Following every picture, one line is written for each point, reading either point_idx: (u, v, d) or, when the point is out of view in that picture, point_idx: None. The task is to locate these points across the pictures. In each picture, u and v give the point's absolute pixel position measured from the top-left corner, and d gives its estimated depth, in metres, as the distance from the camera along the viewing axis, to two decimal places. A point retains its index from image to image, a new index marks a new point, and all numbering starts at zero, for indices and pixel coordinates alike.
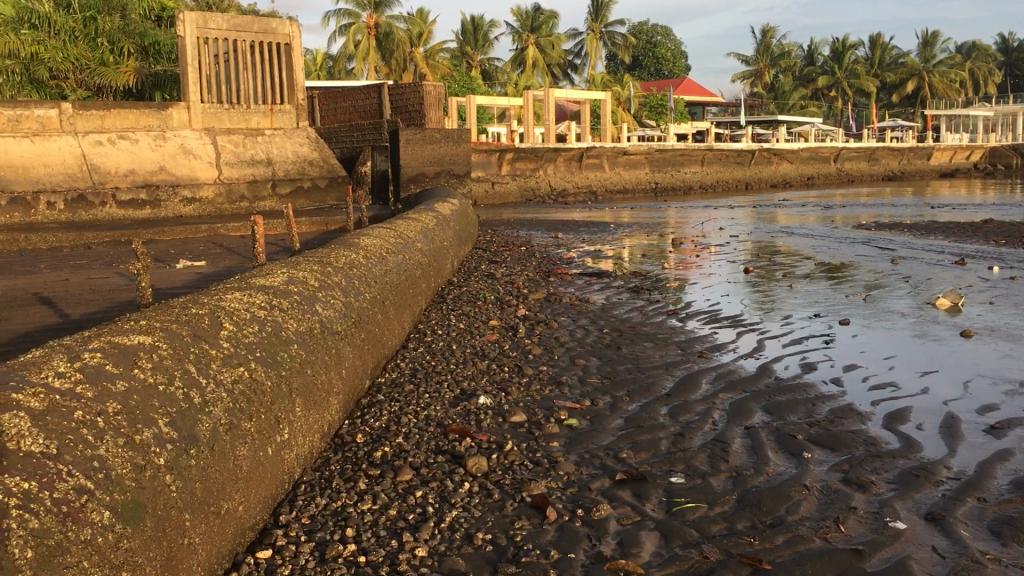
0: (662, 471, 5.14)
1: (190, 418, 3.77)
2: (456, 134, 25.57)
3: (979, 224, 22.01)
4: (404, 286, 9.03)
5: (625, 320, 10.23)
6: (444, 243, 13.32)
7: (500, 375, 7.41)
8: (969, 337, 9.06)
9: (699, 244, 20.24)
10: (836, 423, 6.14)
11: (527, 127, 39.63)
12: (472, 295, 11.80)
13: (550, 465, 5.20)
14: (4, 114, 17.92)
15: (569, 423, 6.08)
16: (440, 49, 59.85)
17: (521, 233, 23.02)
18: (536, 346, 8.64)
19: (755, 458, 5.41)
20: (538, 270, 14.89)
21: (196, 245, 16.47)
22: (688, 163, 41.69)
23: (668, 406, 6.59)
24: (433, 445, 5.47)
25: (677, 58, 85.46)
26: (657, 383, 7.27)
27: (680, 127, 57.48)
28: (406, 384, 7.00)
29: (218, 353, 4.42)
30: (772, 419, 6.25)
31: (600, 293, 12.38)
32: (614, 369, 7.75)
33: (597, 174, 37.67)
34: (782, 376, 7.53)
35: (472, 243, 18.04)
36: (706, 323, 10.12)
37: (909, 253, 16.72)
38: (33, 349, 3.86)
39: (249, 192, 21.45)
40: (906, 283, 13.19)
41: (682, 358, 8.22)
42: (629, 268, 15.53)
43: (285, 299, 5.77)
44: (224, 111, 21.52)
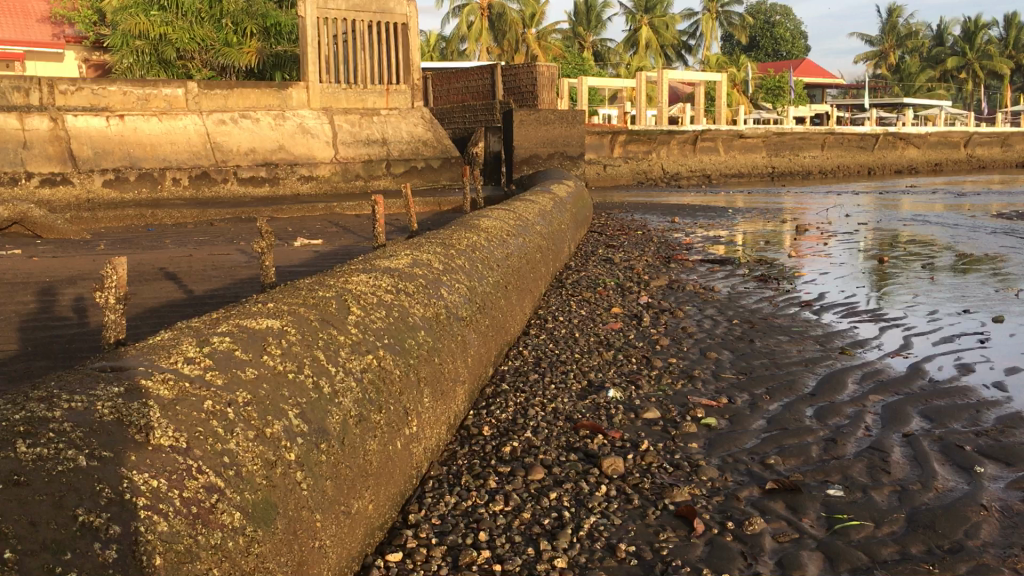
0: (817, 482, 4.72)
1: (320, 410, 3.54)
2: (571, 115, 24.99)
3: None
4: (525, 270, 8.73)
5: (755, 310, 9.71)
6: (562, 225, 12.99)
7: (628, 366, 7.04)
8: None
9: (825, 231, 19.25)
10: (1007, 433, 5.56)
11: (640, 109, 38.68)
12: (592, 280, 11.42)
13: (692, 470, 4.81)
14: (133, 93, 18.70)
15: (707, 422, 5.68)
16: (552, 29, 59.25)
17: (636, 217, 22.46)
18: (663, 336, 8.22)
19: (921, 471, 4.92)
20: (657, 255, 14.41)
21: (314, 224, 16.58)
22: (809, 147, 40.09)
23: (813, 407, 6.12)
24: (564, 442, 5.16)
25: (796, 38, 82.56)
26: (799, 381, 6.77)
27: (799, 110, 55.43)
28: (531, 374, 6.70)
29: (347, 339, 4.19)
30: (933, 427, 5.71)
31: (725, 282, 11.82)
32: (750, 364, 7.28)
33: (712, 158, 36.47)
34: (937, 379, 6.92)
35: (588, 227, 17.65)
36: (842, 317, 9.48)
37: None
38: (162, 332, 3.70)
39: (365, 172, 21.40)
40: None
41: (822, 355, 7.68)
42: (752, 256, 14.85)
43: (410, 282, 5.54)
44: (341, 91, 21.65)
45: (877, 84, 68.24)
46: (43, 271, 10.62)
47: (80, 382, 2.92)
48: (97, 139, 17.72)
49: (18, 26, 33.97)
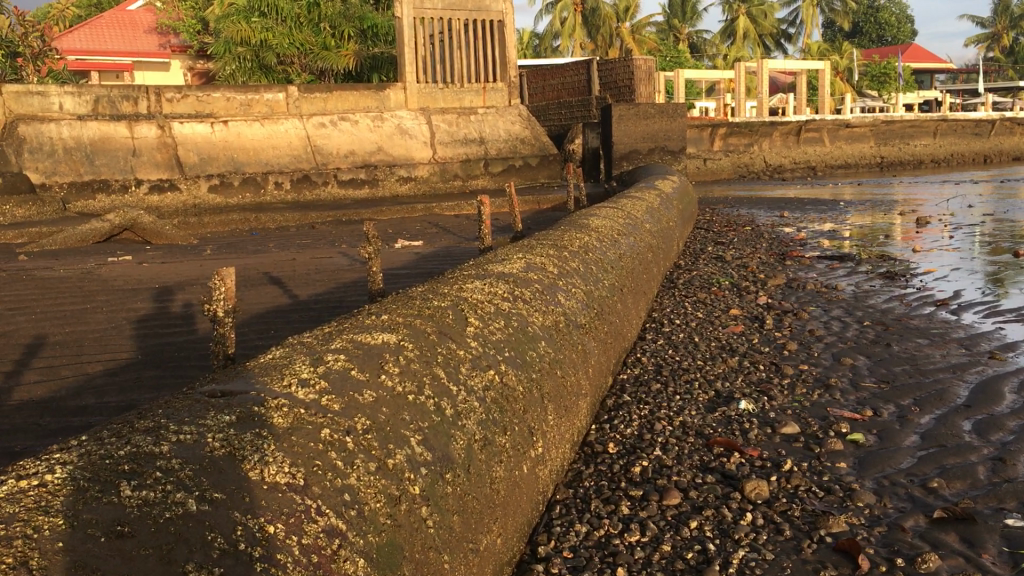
0: (991, 509, 4.20)
1: (443, 435, 3.23)
2: (671, 108, 24.16)
3: None
4: (638, 270, 8.31)
5: (885, 311, 9.07)
6: (670, 223, 12.50)
7: (757, 375, 6.56)
8: None
9: (947, 223, 18.13)
10: None
11: (739, 100, 37.57)
12: (705, 280, 10.91)
13: (845, 495, 4.34)
14: (236, 98, 18.91)
15: (853, 439, 5.19)
16: (646, 23, 58.39)
17: (742, 211, 21.69)
18: (789, 341, 7.70)
19: None
20: (770, 252, 13.80)
21: (414, 224, 16.47)
22: (919, 135, 38.28)
23: (971, 421, 5.56)
24: (697, 461, 4.75)
25: (901, 23, 79.35)
26: (949, 391, 6.19)
27: (907, 96, 53.14)
28: (652, 383, 6.28)
29: (467, 354, 3.86)
30: None
31: (848, 280, 11.12)
32: (890, 372, 6.72)
33: (816, 149, 35.28)
34: None
35: (694, 223, 17.06)
36: (985, 317, 8.73)
37: None
38: (272, 350, 3.44)
39: (463, 171, 21.19)
40: None
41: (970, 360, 7.03)
42: (872, 251, 14.00)
43: (526, 288, 5.19)
44: (438, 91, 21.52)
45: (990, 68, 64.88)
46: (154, 276, 10.70)
47: (189, 410, 2.66)
48: (202, 145, 18.01)
49: (127, 38, 35.22)
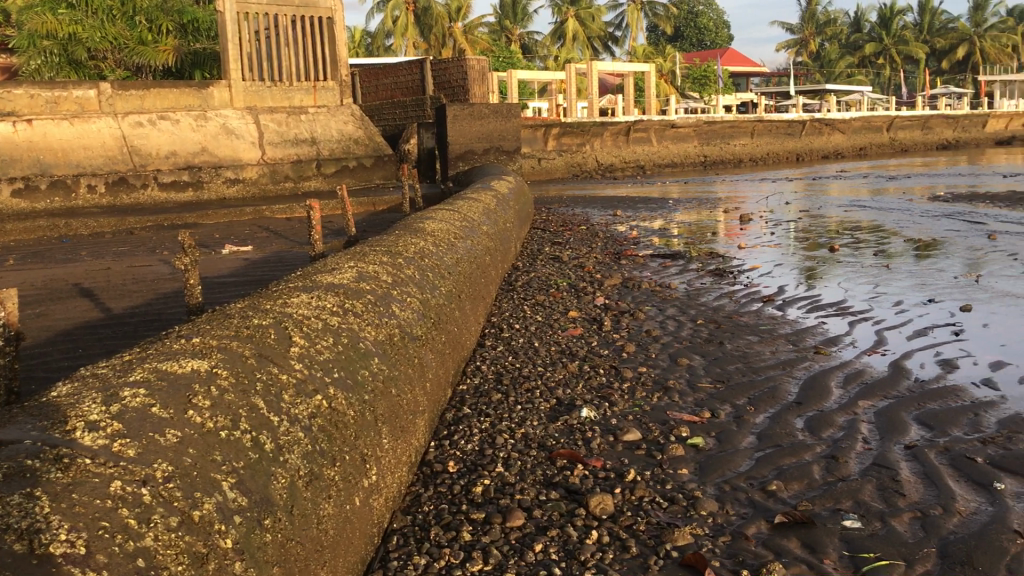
0: (829, 511, 4.22)
1: (262, 474, 2.89)
2: (505, 108, 24.30)
3: None
4: (476, 274, 8.11)
5: (716, 308, 9.25)
6: (507, 224, 12.40)
7: (598, 379, 6.48)
8: None
9: (766, 220, 18.93)
10: (1012, 440, 5.08)
11: (570, 101, 38.14)
12: (543, 282, 10.85)
13: (688, 504, 4.27)
14: (41, 95, 17.32)
15: (693, 443, 5.16)
16: (478, 23, 58.49)
17: (576, 211, 21.95)
18: (627, 342, 7.69)
19: (937, 491, 4.42)
20: (605, 251, 13.96)
21: (242, 229, 15.72)
22: (738, 135, 40.02)
23: (802, 419, 5.65)
24: (540, 476, 4.58)
25: (718, 29, 82.99)
26: (781, 389, 6.30)
27: (725, 98, 55.56)
28: (493, 393, 6.08)
29: (290, 379, 3.51)
30: (934, 435, 5.25)
31: (680, 278, 11.34)
32: (725, 371, 6.79)
33: (644, 149, 36.32)
34: (923, 378, 6.44)
35: (530, 223, 17.09)
36: (808, 312, 9.03)
37: (1002, 227, 15.41)
38: (60, 385, 3.00)
39: (294, 173, 20.59)
40: (1012, 260, 11.98)
41: (797, 356, 7.20)
42: (701, 248, 14.42)
43: (357, 300, 4.86)
44: (267, 89, 20.70)
45: (799, 72, 68.65)
46: None
47: None
48: (3, 146, 16.45)
49: None
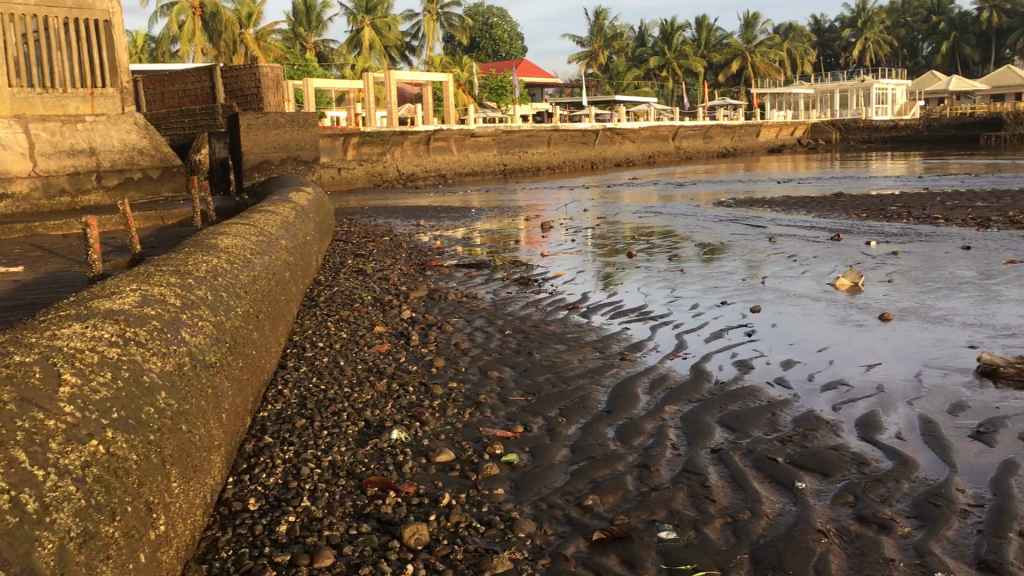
0: (645, 523, 4.20)
1: (20, 543, 2.48)
2: (302, 117, 23.64)
3: (834, 198, 21.85)
4: (274, 292, 7.68)
5: (523, 318, 9.25)
6: (307, 237, 11.94)
7: (407, 398, 6.25)
8: (888, 320, 8.41)
9: (566, 227, 19.34)
10: (808, 438, 5.29)
11: (369, 110, 37.63)
12: (347, 296, 10.50)
13: (506, 526, 4.13)
14: None
15: (507, 460, 5.05)
16: (271, 29, 56.75)
17: (379, 221, 21.61)
18: (436, 357, 7.51)
19: (744, 495, 4.51)
20: (410, 262, 13.76)
21: (11, 248, 14.33)
22: (535, 144, 40.88)
23: (613, 427, 5.67)
24: (351, 507, 4.32)
25: (512, 40, 84.64)
26: (590, 398, 6.31)
27: (522, 108, 56.62)
28: (296, 419, 5.73)
29: (60, 425, 3.08)
30: (737, 437, 5.39)
31: (486, 288, 11.30)
32: (535, 382, 6.74)
33: (444, 157, 36.41)
34: (722, 381, 6.64)
35: (331, 235, 16.62)
36: (612, 318, 9.19)
37: (782, 230, 16.41)
38: None
39: (71, 186, 19.49)
40: (792, 261, 12.74)
41: (604, 364, 7.27)
42: (504, 257, 14.50)
43: (141, 328, 4.41)
44: (36, 97, 18.68)
45: (591, 82, 71.01)
46: None
47: None
48: None
49: None
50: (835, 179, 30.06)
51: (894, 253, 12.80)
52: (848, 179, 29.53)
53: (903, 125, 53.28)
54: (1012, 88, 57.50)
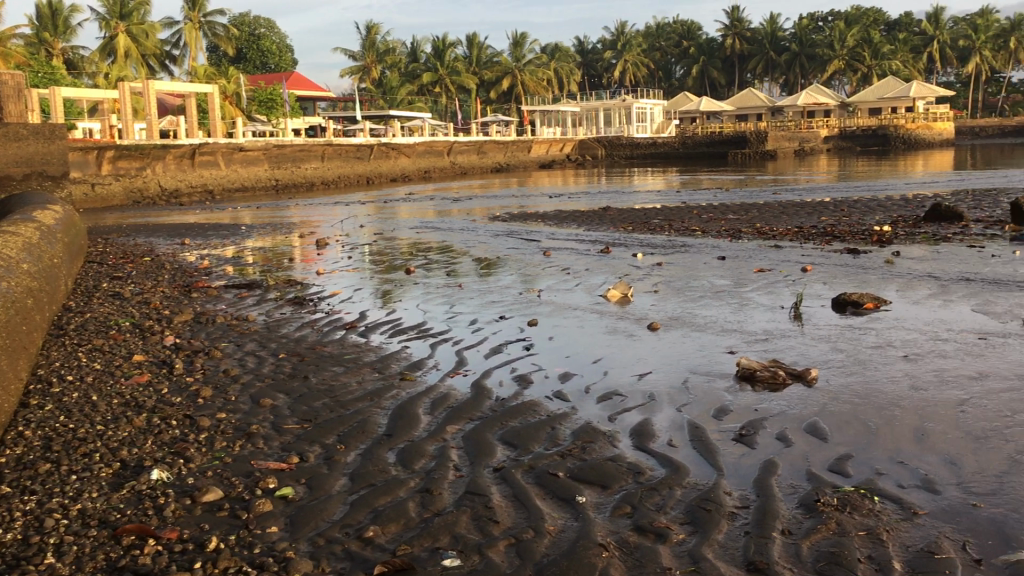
0: (428, 552, 4.08)
1: None
2: (47, 129, 21.71)
3: (602, 212, 22.72)
4: (14, 322, 6.92)
5: (299, 340, 8.88)
6: (54, 260, 10.90)
7: (170, 432, 5.79)
8: (657, 329, 8.76)
9: (342, 244, 18.95)
10: (587, 450, 5.36)
11: (126, 122, 35.27)
12: (101, 322, 9.67)
13: (280, 567, 3.88)
14: None
15: (281, 495, 4.77)
16: (11, 34, 51.99)
17: (140, 241, 20.24)
18: (202, 386, 7.03)
19: (527, 514, 4.48)
20: (174, 283, 12.94)
21: None
22: (308, 158, 40.00)
23: (394, 451, 5.50)
24: (103, 561, 3.91)
25: (281, 53, 82.29)
26: (370, 422, 6.11)
27: (293, 121, 55.12)
28: (40, 464, 5.15)
29: None
30: (518, 454, 5.38)
31: (259, 309, 10.79)
32: (311, 408, 6.45)
33: (212, 172, 34.81)
34: (503, 397, 6.63)
35: (84, 256, 15.37)
36: (391, 336, 9.01)
37: (555, 244, 16.87)
38: None
39: None
40: (566, 274, 13.09)
41: (383, 385, 7.09)
42: (277, 276, 13.97)
43: None
44: None
45: (364, 96, 70.34)
46: None
47: None
48: None
49: None
50: (602, 194, 31.30)
51: (659, 264, 13.45)
52: (614, 193, 30.81)
53: (661, 142, 56.36)
54: (754, 109, 62.34)
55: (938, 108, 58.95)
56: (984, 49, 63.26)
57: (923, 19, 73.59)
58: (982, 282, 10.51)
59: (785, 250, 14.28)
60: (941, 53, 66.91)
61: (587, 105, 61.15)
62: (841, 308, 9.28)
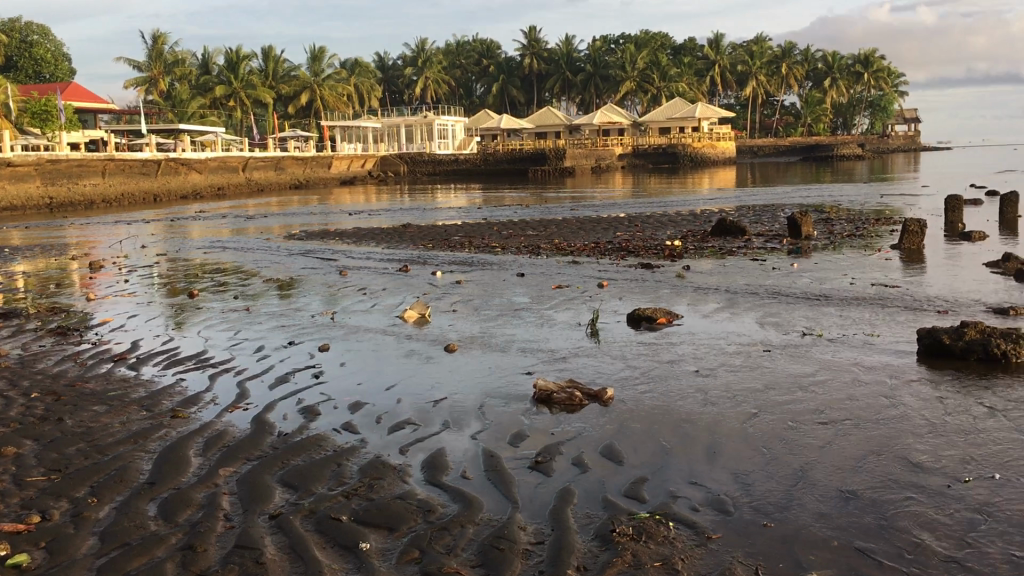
0: None
1: None
2: None
3: (403, 229, 22.34)
4: None
5: (56, 376, 7.94)
6: None
7: None
8: (453, 351, 8.47)
9: (121, 266, 17.53)
10: (374, 489, 4.96)
11: None
12: None
13: None
14: None
15: (13, 564, 4.08)
16: None
17: None
18: None
19: (303, 567, 4.03)
20: None
21: None
22: (86, 174, 36.66)
23: (157, 502, 4.89)
24: None
25: (56, 61, 76.25)
26: (131, 469, 5.44)
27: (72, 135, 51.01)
28: None
29: None
30: (298, 497, 4.90)
31: (13, 343, 9.64)
32: (62, 456, 5.68)
33: None
34: (285, 432, 6.10)
35: None
36: (165, 368, 8.23)
37: (353, 262, 16.38)
38: None
39: None
40: (362, 294, 12.64)
41: (152, 425, 6.37)
42: (41, 303, 12.68)
43: None
44: None
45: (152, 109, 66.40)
46: None
47: None
48: None
49: None
50: (402, 210, 30.89)
51: (458, 282, 13.24)
52: (413, 211, 30.45)
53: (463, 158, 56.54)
54: (552, 127, 63.85)
55: (720, 128, 62.59)
56: (759, 74, 67.93)
57: (705, 44, 78.04)
58: (765, 294, 10.94)
59: (582, 266, 14.43)
60: (722, 77, 71.15)
61: (388, 121, 60.28)
62: (635, 324, 9.35)
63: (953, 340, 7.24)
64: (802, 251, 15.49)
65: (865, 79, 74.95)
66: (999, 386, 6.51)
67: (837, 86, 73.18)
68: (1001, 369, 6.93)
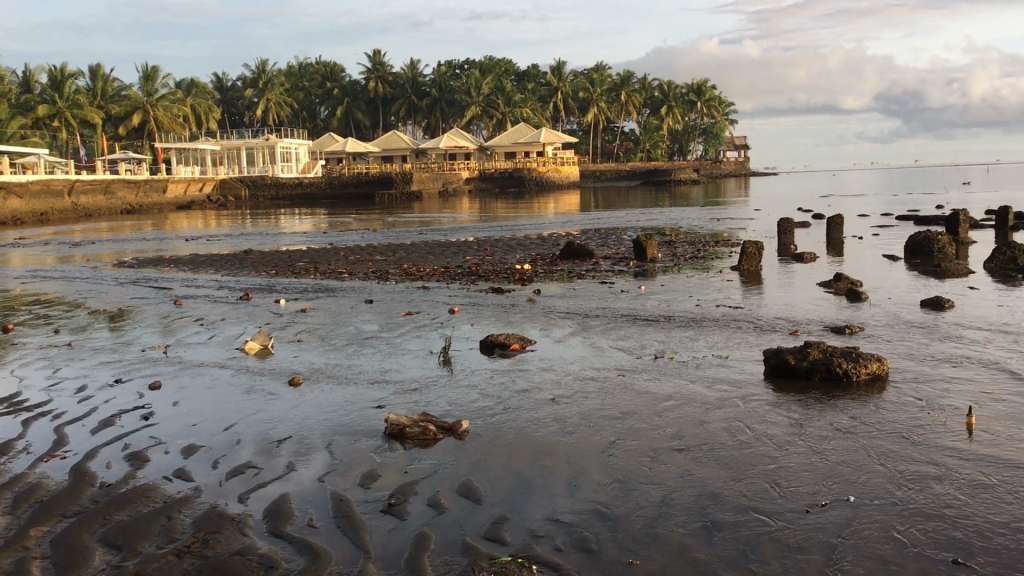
0: None
1: None
2: None
3: (243, 255, 21.44)
4: None
5: None
6: None
7: None
8: (298, 385, 8.00)
9: None
10: (209, 544, 4.49)
11: None
12: None
13: None
14: None
15: None
16: None
17: None
18: None
19: None
20: None
21: None
22: None
23: None
24: None
25: None
26: None
27: None
28: None
29: None
30: (121, 558, 4.37)
31: None
32: None
33: None
34: (109, 483, 5.51)
35: None
36: None
37: (189, 291, 15.54)
38: None
39: None
40: (200, 325, 11.93)
41: None
42: None
43: None
44: None
45: None
46: None
47: None
48: None
49: None
50: (241, 236, 29.75)
51: (303, 310, 12.71)
52: (254, 236, 29.39)
53: (306, 181, 55.17)
54: (398, 151, 63.40)
55: (564, 153, 63.83)
56: (599, 100, 69.82)
57: (547, 70, 79.57)
58: (615, 317, 10.99)
59: (431, 291, 14.17)
60: (564, 103, 72.68)
61: (226, 144, 58.08)
62: (488, 351, 9.14)
63: (797, 360, 7.37)
64: (648, 273, 15.75)
65: (698, 108, 78.29)
66: (844, 404, 6.66)
67: (673, 113, 76.19)
68: (842, 387, 7.09)
